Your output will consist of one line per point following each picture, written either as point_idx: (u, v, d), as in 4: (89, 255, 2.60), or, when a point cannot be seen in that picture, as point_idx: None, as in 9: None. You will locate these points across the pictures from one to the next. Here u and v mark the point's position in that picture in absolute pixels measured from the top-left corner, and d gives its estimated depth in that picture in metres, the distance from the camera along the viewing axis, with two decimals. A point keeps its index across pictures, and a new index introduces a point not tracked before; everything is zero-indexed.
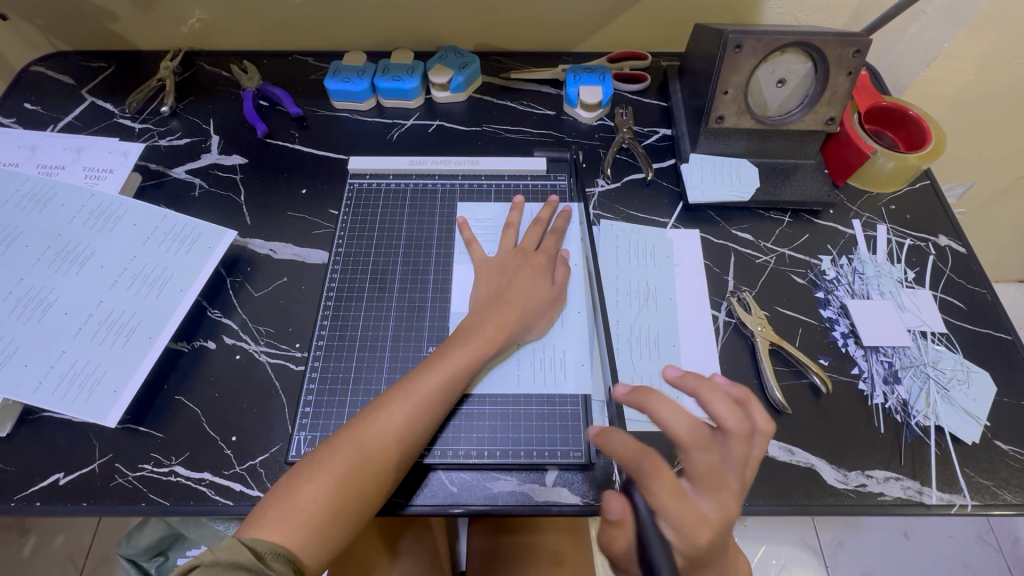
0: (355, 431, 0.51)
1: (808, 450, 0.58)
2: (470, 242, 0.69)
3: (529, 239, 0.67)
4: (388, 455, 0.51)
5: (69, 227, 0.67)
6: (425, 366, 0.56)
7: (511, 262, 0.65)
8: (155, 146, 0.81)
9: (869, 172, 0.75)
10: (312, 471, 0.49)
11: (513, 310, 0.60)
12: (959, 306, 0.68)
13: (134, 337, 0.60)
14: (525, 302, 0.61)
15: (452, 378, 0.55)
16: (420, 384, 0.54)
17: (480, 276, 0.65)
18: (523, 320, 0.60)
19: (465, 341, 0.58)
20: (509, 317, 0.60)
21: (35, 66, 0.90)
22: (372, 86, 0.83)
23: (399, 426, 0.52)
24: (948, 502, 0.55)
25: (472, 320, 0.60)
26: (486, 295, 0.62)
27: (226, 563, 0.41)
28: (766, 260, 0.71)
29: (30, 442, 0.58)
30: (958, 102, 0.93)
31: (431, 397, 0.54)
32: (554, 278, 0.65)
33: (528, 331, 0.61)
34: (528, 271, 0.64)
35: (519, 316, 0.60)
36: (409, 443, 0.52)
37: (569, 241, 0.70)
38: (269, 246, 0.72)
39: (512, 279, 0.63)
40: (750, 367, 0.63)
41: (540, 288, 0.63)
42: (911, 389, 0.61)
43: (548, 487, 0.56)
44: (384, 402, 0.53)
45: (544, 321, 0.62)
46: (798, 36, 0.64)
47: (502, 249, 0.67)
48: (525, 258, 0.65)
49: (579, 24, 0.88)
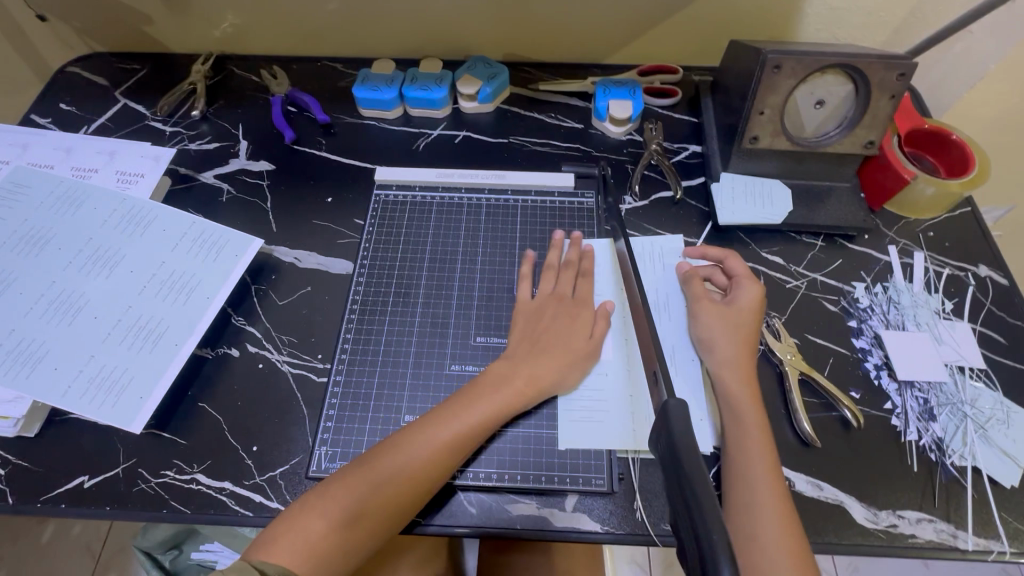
0: (371, 467, 0.51)
1: (837, 487, 0.56)
2: (520, 278, 0.67)
3: (565, 284, 0.65)
4: (401, 497, 0.50)
5: (101, 230, 0.67)
6: (446, 411, 0.55)
7: (548, 308, 0.63)
8: (186, 150, 0.82)
9: (907, 197, 0.72)
10: (324, 503, 0.49)
11: (545, 361, 0.59)
12: (999, 340, 0.65)
13: (160, 344, 0.61)
14: (560, 351, 0.60)
15: (476, 424, 0.54)
16: (441, 428, 0.53)
17: (518, 319, 0.63)
18: (557, 377, 0.58)
19: (493, 387, 0.56)
20: (546, 369, 0.58)
21: (71, 66, 0.91)
22: (400, 95, 0.83)
23: (417, 470, 0.51)
24: (984, 548, 0.53)
25: (503, 367, 0.58)
26: (519, 336, 0.61)
27: None
28: (796, 285, 0.69)
29: (57, 443, 0.59)
30: (1000, 125, 0.91)
31: (452, 443, 0.53)
32: (591, 330, 0.62)
33: (560, 384, 0.59)
34: (563, 321, 0.62)
35: (554, 368, 0.58)
36: (425, 487, 0.51)
37: (602, 286, 0.68)
38: (293, 254, 0.72)
39: (546, 325, 0.62)
40: (777, 397, 0.61)
41: (574, 339, 0.61)
42: (946, 427, 0.59)
43: (567, 513, 0.55)
44: (405, 440, 0.53)
45: (576, 372, 0.60)
46: (839, 57, 0.63)
47: (540, 292, 0.65)
48: (563, 304, 0.63)
49: (610, 36, 0.86)
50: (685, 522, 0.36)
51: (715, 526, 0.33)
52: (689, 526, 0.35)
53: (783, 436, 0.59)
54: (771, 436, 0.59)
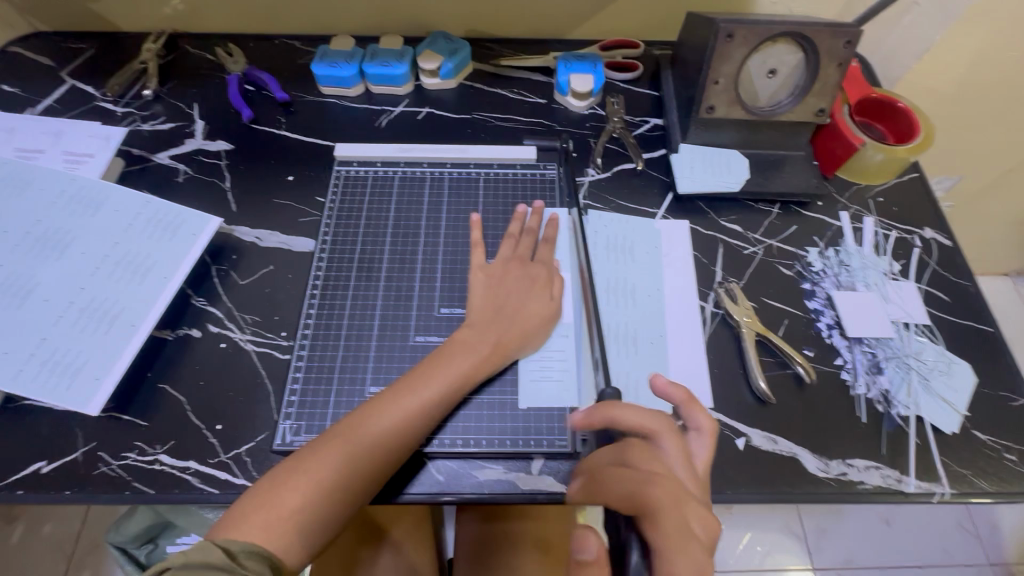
0: (340, 439, 0.51)
1: (791, 440, 0.59)
2: (476, 245, 0.67)
3: (523, 248, 0.66)
4: (373, 466, 0.51)
5: (49, 213, 0.65)
6: (414, 380, 0.55)
7: (508, 272, 0.64)
8: (138, 131, 0.79)
9: (858, 164, 0.75)
10: (295, 477, 0.49)
11: (508, 326, 0.60)
12: (942, 298, 0.69)
13: (116, 325, 0.60)
14: (521, 317, 0.61)
15: (442, 390, 0.55)
16: (408, 396, 0.54)
17: (475, 285, 0.63)
18: (515, 340, 0.60)
19: (457, 353, 0.57)
20: (509, 334, 0.59)
21: (13, 46, 0.87)
22: (361, 71, 0.82)
23: (386, 438, 0.52)
24: (926, 490, 0.57)
25: (466, 334, 0.59)
26: (482, 306, 0.61)
27: (197, 563, 0.42)
28: (753, 251, 0.71)
29: (10, 431, 0.58)
30: (947, 96, 0.94)
31: (421, 410, 0.53)
32: (551, 292, 0.64)
33: (523, 345, 0.60)
34: (523, 284, 0.63)
35: (515, 333, 0.60)
36: (394, 452, 0.52)
37: (560, 250, 0.69)
38: (254, 234, 0.71)
39: (507, 287, 0.62)
40: (735, 359, 0.64)
41: (536, 304, 0.62)
42: (893, 379, 0.62)
43: (533, 476, 0.56)
44: (372, 410, 0.53)
45: (540, 335, 0.61)
46: (789, 26, 0.64)
47: (500, 257, 0.65)
48: (523, 269, 0.64)
49: (571, 11, 0.87)
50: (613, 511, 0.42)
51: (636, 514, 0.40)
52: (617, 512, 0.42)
53: (741, 397, 0.61)
54: (729, 397, 0.61)
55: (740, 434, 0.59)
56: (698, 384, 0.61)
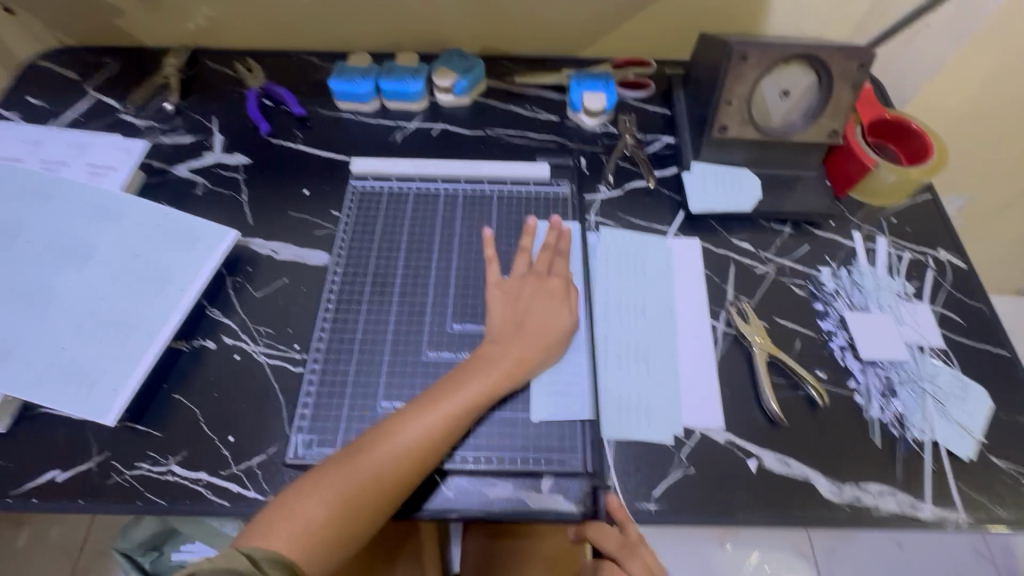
0: (365, 451, 0.51)
1: (804, 462, 0.58)
2: (490, 261, 0.67)
3: (541, 261, 0.66)
4: (395, 481, 0.51)
5: (71, 223, 0.67)
6: (438, 394, 0.55)
7: (527, 287, 0.64)
8: (159, 144, 0.81)
9: (871, 184, 0.74)
10: (318, 487, 0.49)
11: (529, 343, 0.60)
12: (957, 320, 0.68)
13: (133, 336, 0.60)
14: (542, 332, 0.61)
15: (465, 407, 0.55)
16: (433, 411, 0.54)
17: (494, 300, 0.64)
18: (535, 355, 0.59)
19: (480, 370, 0.57)
20: (530, 350, 0.59)
21: (40, 59, 0.90)
22: (376, 88, 0.83)
23: (409, 453, 0.52)
24: (941, 516, 0.56)
25: (490, 350, 0.59)
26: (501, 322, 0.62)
27: (223, 569, 0.42)
28: (765, 270, 0.71)
29: (27, 438, 0.59)
30: (961, 116, 0.94)
31: (444, 426, 0.54)
32: (569, 305, 0.64)
33: (542, 361, 0.60)
34: (543, 299, 0.63)
35: (535, 349, 0.60)
36: (417, 468, 0.52)
37: (572, 265, 0.69)
38: (269, 247, 0.72)
39: (526, 303, 0.63)
40: (746, 379, 0.63)
41: (556, 318, 0.62)
42: (907, 403, 0.62)
43: (543, 494, 0.56)
44: (395, 424, 0.53)
45: (558, 350, 0.61)
46: (802, 48, 0.64)
47: (517, 271, 0.66)
48: (541, 282, 0.64)
49: (585, 30, 0.88)
50: None
51: None
52: None
53: (753, 418, 0.61)
54: (741, 417, 0.61)
55: (751, 456, 0.59)
56: (710, 404, 0.61)
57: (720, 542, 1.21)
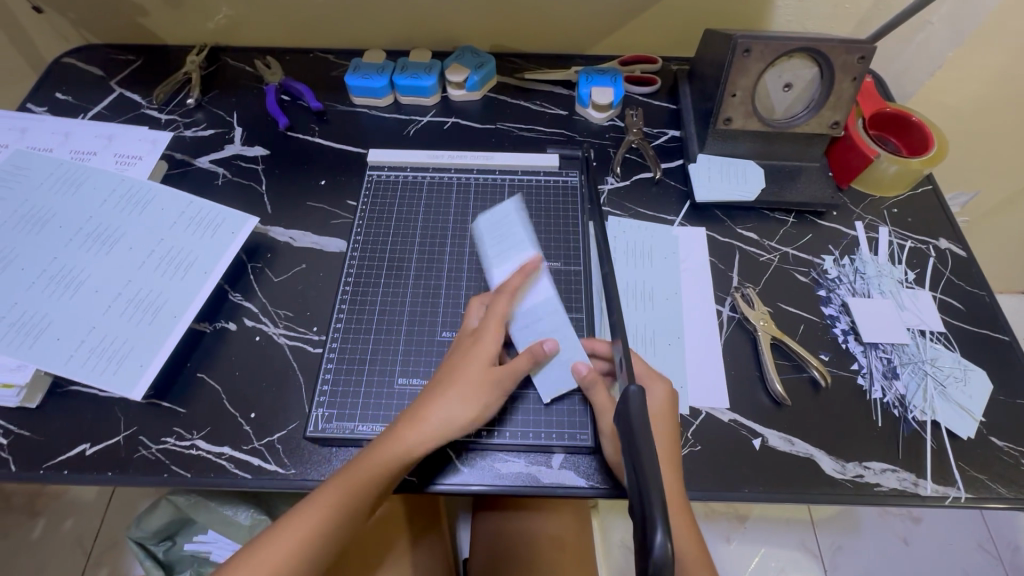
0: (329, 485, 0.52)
1: (807, 441, 0.60)
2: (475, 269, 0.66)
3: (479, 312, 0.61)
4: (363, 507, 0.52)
5: (100, 210, 0.69)
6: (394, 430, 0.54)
7: (462, 344, 0.59)
8: (181, 137, 0.84)
9: (872, 175, 0.77)
10: (290, 527, 0.51)
11: (451, 406, 0.54)
12: (958, 306, 0.70)
13: (159, 316, 0.63)
14: (463, 393, 0.54)
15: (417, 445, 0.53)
16: (389, 445, 0.53)
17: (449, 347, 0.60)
18: (458, 412, 0.54)
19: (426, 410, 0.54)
20: (453, 409, 0.54)
21: (66, 57, 0.93)
22: (391, 83, 0.86)
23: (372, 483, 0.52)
24: (942, 494, 0.57)
25: (428, 397, 0.55)
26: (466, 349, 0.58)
27: None
28: (769, 259, 0.73)
29: (58, 413, 0.61)
30: (962, 112, 0.96)
31: (399, 462, 0.52)
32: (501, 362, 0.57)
33: (470, 419, 0.54)
34: (473, 356, 0.57)
35: (456, 410, 0.54)
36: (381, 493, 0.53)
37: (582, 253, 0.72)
38: (288, 234, 0.75)
39: (454, 363, 0.57)
40: (751, 361, 0.65)
41: (482, 382, 0.55)
42: (909, 385, 0.63)
43: (554, 470, 0.58)
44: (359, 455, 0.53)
45: (488, 404, 0.55)
46: (804, 41, 0.67)
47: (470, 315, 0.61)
48: (473, 338, 0.58)
49: (593, 28, 0.90)
50: (631, 489, 0.41)
51: (653, 489, 0.38)
52: (634, 479, 0.40)
53: (758, 399, 0.63)
54: (746, 398, 0.63)
55: (756, 435, 0.60)
56: (716, 384, 0.63)
57: (725, 538, 1.21)
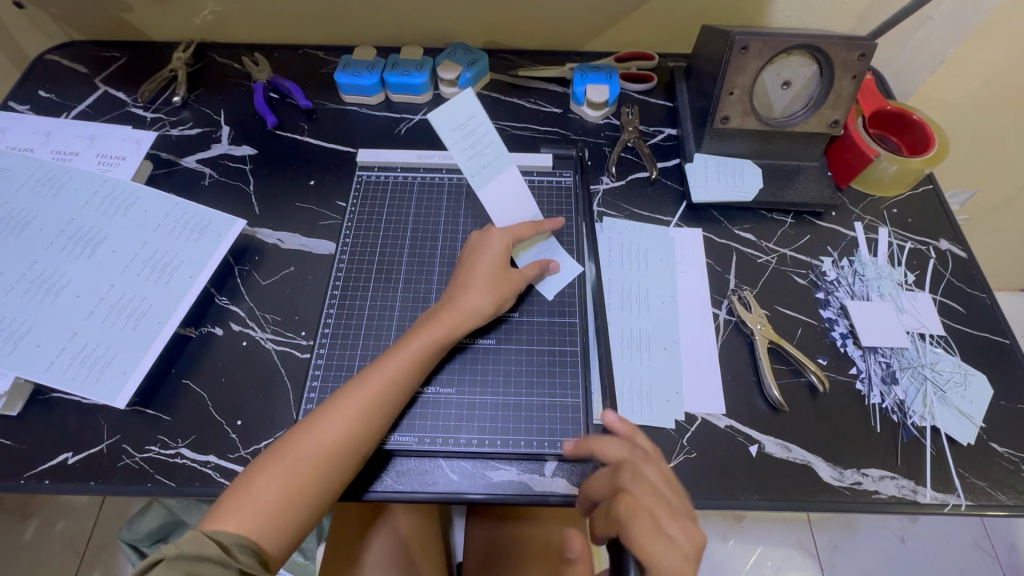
0: (316, 424, 0.52)
1: (805, 448, 0.59)
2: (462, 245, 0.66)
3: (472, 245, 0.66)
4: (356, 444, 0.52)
5: (82, 212, 0.68)
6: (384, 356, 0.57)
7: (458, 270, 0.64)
8: (167, 136, 0.82)
9: (872, 175, 0.75)
10: (272, 466, 0.49)
11: (453, 317, 0.59)
12: (958, 309, 0.68)
13: (143, 322, 0.61)
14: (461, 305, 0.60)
15: (410, 364, 0.56)
16: (381, 369, 0.55)
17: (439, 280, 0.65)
18: (457, 321, 0.59)
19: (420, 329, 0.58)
20: (450, 321, 0.59)
21: (50, 54, 0.91)
22: (381, 80, 0.84)
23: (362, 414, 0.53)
24: (941, 501, 0.56)
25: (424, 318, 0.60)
26: (463, 267, 0.63)
27: (190, 555, 0.41)
28: (767, 260, 0.72)
29: (40, 421, 0.60)
30: (963, 109, 0.94)
31: (394, 382, 0.55)
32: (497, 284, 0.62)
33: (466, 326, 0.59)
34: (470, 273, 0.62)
35: (453, 323, 0.59)
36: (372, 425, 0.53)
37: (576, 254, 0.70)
38: (276, 236, 0.73)
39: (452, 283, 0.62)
40: (748, 365, 0.64)
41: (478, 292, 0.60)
42: (908, 390, 0.62)
43: (547, 478, 0.57)
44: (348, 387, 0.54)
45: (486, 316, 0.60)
46: (803, 38, 0.65)
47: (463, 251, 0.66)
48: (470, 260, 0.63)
49: (589, 24, 0.88)
50: None
51: None
52: None
53: (754, 404, 0.61)
54: (742, 403, 0.61)
55: (752, 441, 0.59)
56: (712, 389, 0.62)
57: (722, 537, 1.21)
